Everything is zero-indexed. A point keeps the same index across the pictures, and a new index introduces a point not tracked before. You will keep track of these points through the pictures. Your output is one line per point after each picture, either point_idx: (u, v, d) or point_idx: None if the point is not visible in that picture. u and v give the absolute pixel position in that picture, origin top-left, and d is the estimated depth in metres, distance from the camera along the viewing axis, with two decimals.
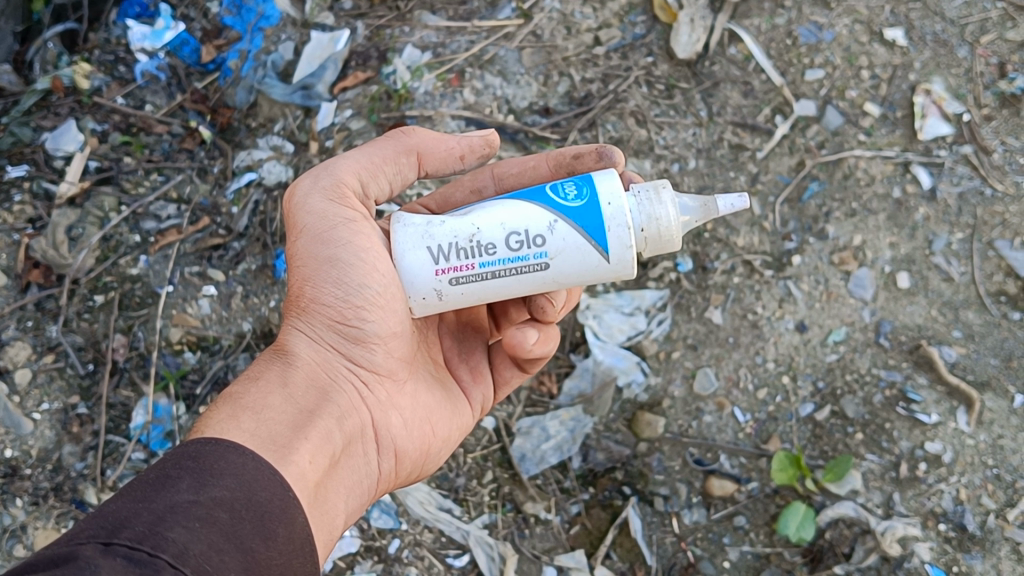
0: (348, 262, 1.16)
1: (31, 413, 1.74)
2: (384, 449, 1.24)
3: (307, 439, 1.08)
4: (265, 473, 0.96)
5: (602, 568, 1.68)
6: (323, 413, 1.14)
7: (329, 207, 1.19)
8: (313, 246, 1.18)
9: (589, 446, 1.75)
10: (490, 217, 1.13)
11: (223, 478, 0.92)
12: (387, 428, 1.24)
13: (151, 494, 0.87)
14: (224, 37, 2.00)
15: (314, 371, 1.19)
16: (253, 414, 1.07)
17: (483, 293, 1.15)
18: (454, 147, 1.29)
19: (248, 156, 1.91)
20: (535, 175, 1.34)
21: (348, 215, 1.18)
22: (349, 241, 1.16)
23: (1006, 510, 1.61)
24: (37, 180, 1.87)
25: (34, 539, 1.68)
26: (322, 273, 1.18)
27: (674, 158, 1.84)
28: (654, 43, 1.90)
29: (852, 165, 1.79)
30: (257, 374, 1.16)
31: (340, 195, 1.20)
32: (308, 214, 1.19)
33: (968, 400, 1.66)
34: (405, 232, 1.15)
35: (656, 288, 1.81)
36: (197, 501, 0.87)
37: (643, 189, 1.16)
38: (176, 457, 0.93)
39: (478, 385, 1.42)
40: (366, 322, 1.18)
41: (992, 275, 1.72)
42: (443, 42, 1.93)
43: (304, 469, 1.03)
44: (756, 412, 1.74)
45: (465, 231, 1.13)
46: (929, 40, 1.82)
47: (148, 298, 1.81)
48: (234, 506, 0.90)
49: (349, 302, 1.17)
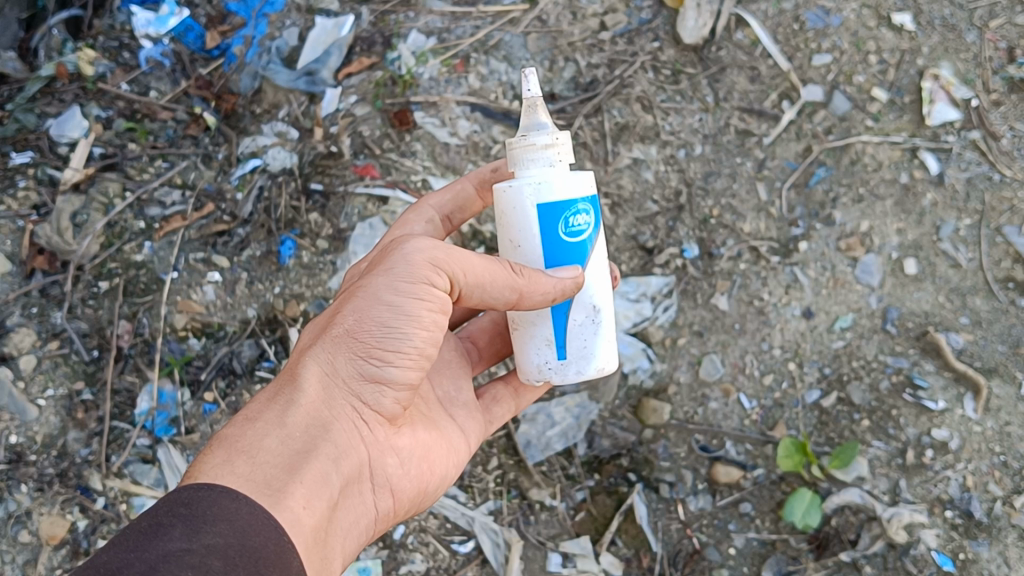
0: (403, 310, 1.11)
1: (36, 399, 1.73)
2: (379, 488, 1.20)
3: (302, 482, 1.03)
4: (260, 519, 0.93)
5: (607, 555, 1.69)
6: (324, 456, 1.09)
7: (421, 271, 1.12)
8: (383, 288, 1.12)
9: (594, 432, 1.74)
10: (602, 290, 1.25)
11: (216, 524, 0.89)
12: (383, 468, 1.19)
13: (143, 542, 0.85)
14: (229, 22, 2.00)
15: (315, 409, 1.11)
16: (247, 457, 1.02)
17: None
18: (552, 287, 1.16)
19: (253, 143, 1.89)
20: (461, 195, 1.48)
21: (434, 279, 1.13)
22: (415, 297, 1.11)
23: (1014, 497, 1.60)
24: (41, 166, 1.86)
25: (39, 525, 1.68)
26: (368, 311, 1.12)
27: (680, 144, 1.84)
28: (661, 27, 1.90)
29: (860, 150, 1.79)
30: (256, 413, 1.09)
31: (436, 267, 1.13)
32: (394, 269, 1.13)
33: (975, 387, 1.65)
34: (606, 362, 1.27)
35: (662, 274, 1.80)
36: (190, 549, 0.85)
37: (549, 156, 1.17)
38: (169, 504, 0.90)
39: (473, 419, 1.41)
40: (390, 363, 1.13)
41: (1000, 261, 1.71)
42: (447, 28, 1.93)
43: (298, 515, 0.99)
44: (762, 398, 1.73)
45: (609, 310, 1.27)
46: (938, 25, 1.81)
47: (152, 285, 1.81)
48: (228, 552, 0.87)
49: (382, 341, 1.12)
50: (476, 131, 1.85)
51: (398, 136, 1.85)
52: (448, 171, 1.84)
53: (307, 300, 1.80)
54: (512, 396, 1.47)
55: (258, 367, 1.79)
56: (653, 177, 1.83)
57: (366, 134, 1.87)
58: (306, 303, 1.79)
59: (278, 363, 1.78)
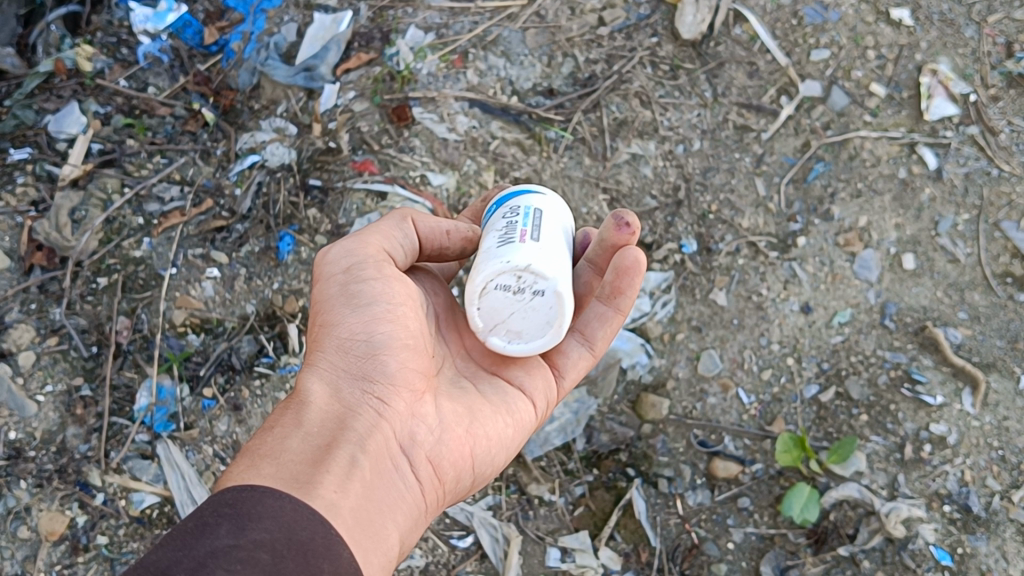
0: (359, 287, 1.16)
1: (35, 395, 1.73)
2: (417, 460, 1.16)
3: (328, 471, 1.03)
4: (303, 511, 0.93)
5: (606, 549, 1.67)
6: (343, 441, 1.09)
7: (348, 252, 1.19)
8: (331, 284, 1.19)
9: (592, 427, 1.73)
10: (489, 230, 1.26)
11: (261, 521, 0.88)
12: (413, 439, 1.16)
13: (191, 541, 0.83)
14: (227, 18, 2.01)
15: (327, 405, 1.13)
16: (272, 459, 1.02)
17: (553, 232, 1.24)
18: (444, 226, 1.29)
19: (251, 139, 1.90)
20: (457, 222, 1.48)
21: (365, 252, 1.19)
22: (362, 271, 1.17)
23: (1012, 491, 1.60)
24: (40, 162, 1.87)
25: (38, 521, 1.67)
26: (338, 303, 1.17)
27: (679, 140, 1.85)
28: (659, 23, 1.92)
29: (858, 145, 1.81)
30: (272, 422, 1.11)
31: (359, 244, 1.20)
32: (332, 263, 1.20)
33: (973, 381, 1.66)
34: (486, 267, 1.18)
35: (661, 270, 1.79)
36: (237, 545, 0.84)
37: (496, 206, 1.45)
38: (213, 505, 0.89)
39: (536, 377, 1.33)
40: (374, 336, 1.15)
41: (998, 256, 1.73)
42: (446, 24, 1.94)
43: (332, 500, 0.98)
44: (761, 393, 1.73)
45: (493, 234, 1.23)
46: (935, 20, 1.86)
47: (152, 280, 1.80)
48: (276, 546, 0.86)
49: (358, 318, 1.15)
50: (475, 127, 1.85)
51: (397, 131, 1.85)
52: (446, 167, 1.83)
53: (305, 296, 1.79)
54: (586, 351, 1.37)
55: (257, 362, 1.77)
56: (652, 173, 1.83)
57: (365, 130, 1.87)
58: (304, 298, 1.79)
59: (276, 358, 1.76)
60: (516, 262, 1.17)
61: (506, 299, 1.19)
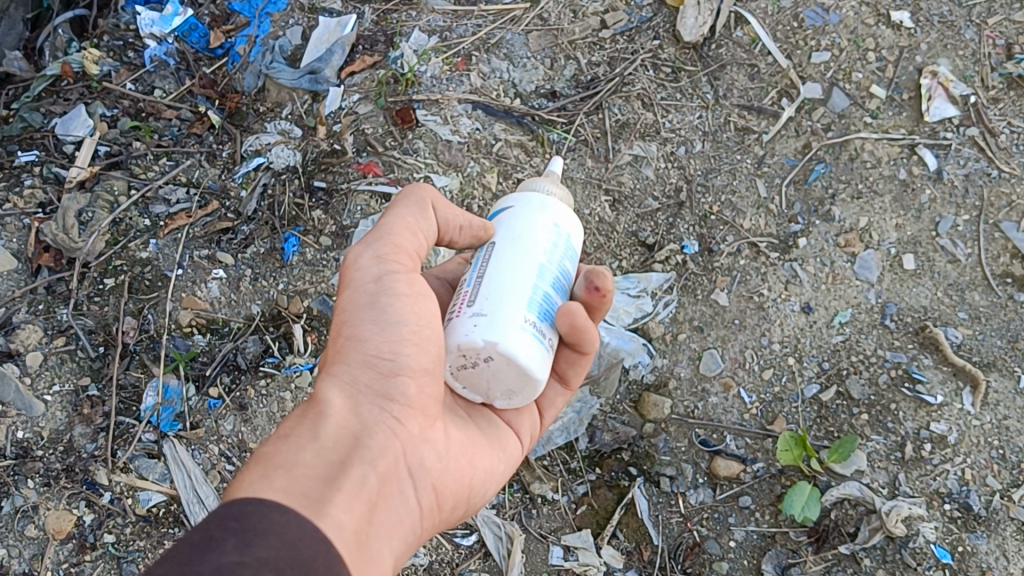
0: (388, 303, 1.17)
1: (43, 395, 1.75)
2: (421, 484, 1.20)
3: (340, 490, 1.03)
4: (308, 531, 0.93)
5: (608, 548, 1.68)
6: (357, 459, 1.10)
7: (377, 263, 1.19)
8: (359, 293, 1.18)
9: (595, 427, 1.75)
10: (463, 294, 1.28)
11: (266, 537, 0.87)
12: (421, 463, 1.19)
13: (196, 555, 0.80)
14: (233, 22, 2.05)
15: (346, 419, 1.14)
16: (285, 471, 1.02)
17: (498, 276, 1.19)
18: (458, 220, 1.28)
19: (257, 141, 1.91)
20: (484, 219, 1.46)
21: (393, 265, 1.19)
22: (391, 286, 1.18)
23: (1012, 490, 1.62)
24: (48, 165, 1.89)
25: (45, 519, 1.68)
26: (363, 315, 1.17)
27: (680, 141, 1.87)
28: (660, 26, 1.95)
29: (858, 147, 1.83)
30: (287, 430, 1.10)
31: (387, 254, 1.20)
32: (360, 270, 1.19)
33: (974, 381, 1.68)
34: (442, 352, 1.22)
35: (662, 271, 1.81)
36: (243, 562, 0.82)
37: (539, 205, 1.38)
38: (219, 518, 0.88)
39: (523, 416, 1.40)
40: (399, 356, 1.15)
41: (998, 257, 1.75)
42: (449, 26, 1.96)
43: (339, 521, 1.00)
44: (762, 393, 1.74)
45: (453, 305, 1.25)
46: (935, 22, 1.89)
47: (158, 281, 1.82)
48: (280, 564, 0.86)
49: (385, 336, 1.16)
50: (478, 128, 1.87)
51: (401, 134, 1.87)
52: (449, 168, 1.84)
53: (311, 297, 1.81)
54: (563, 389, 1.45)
55: (262, 362, 1.78)
56: (653, 174, 1.85)
57: (369, 132, 1.88)
58: (309, 299, 1.81)
59: (281, 358, 1.78)
60: (448, 345, 1.17)
61: (470, 373, 1.19)
